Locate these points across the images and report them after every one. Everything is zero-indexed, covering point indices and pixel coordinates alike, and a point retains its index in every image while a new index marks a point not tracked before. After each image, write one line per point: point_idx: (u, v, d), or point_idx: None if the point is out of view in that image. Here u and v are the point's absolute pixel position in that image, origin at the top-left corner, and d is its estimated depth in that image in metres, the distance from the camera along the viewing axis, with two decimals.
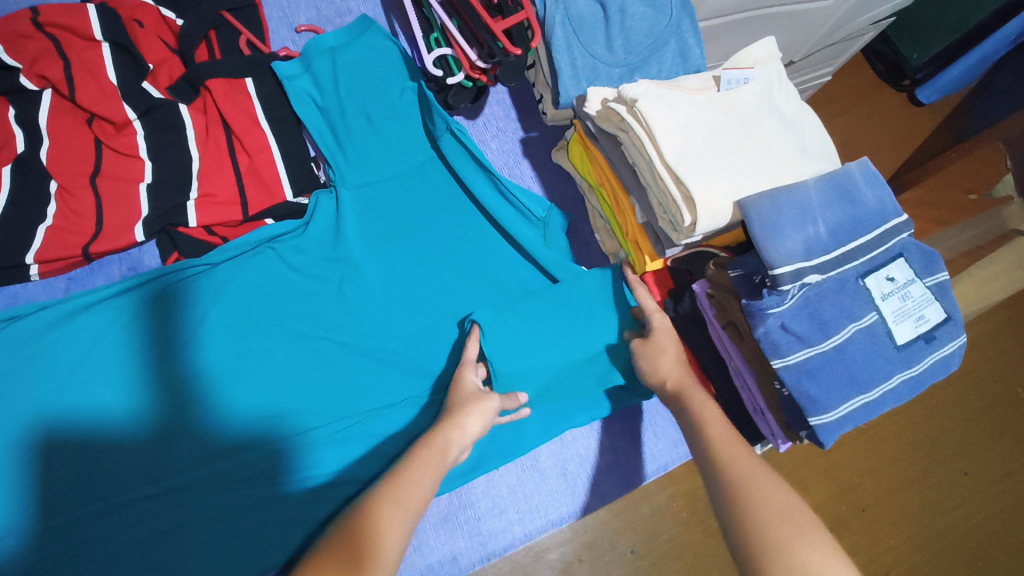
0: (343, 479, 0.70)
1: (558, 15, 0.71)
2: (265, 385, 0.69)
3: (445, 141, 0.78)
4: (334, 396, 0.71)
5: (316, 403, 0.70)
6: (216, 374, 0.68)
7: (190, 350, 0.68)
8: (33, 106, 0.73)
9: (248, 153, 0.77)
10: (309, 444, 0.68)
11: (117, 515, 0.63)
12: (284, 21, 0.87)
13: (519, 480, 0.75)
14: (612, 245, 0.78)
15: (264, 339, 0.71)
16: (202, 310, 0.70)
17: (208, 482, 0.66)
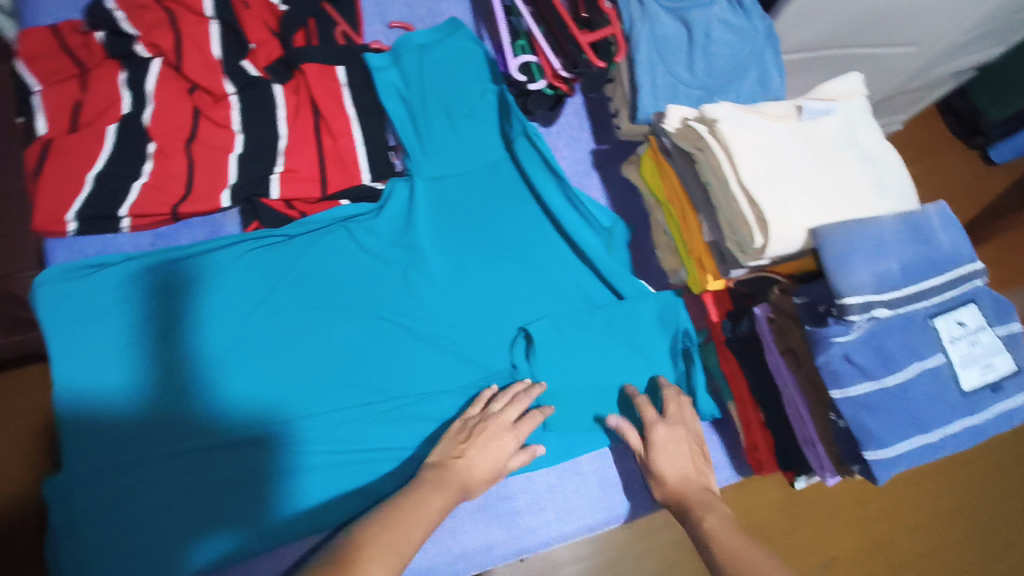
0: (373, 458, 0.71)
1: (644, 33, 0.75)
2: (296, 363, 0.72)
3: (520, 144, 0.81)
4: (358, 383, 0.73)
5: (338, 390, 0.72)
6: (255, 347, 0.72)
7: (235, 320, 0.73)
8: (142, 72, 0.79)
9: (332, 136, 0.80)
10: (319, 429, 0.70)
11: (148, 467, 0.67)
12: (378, 16, 0.90)
13: (560, 480, 0.75)
14: (673, 262, 0.78)
15: (305, 319, 0.74)
16: (253, 284, 0.74)
17: (217, 450, 0.69)
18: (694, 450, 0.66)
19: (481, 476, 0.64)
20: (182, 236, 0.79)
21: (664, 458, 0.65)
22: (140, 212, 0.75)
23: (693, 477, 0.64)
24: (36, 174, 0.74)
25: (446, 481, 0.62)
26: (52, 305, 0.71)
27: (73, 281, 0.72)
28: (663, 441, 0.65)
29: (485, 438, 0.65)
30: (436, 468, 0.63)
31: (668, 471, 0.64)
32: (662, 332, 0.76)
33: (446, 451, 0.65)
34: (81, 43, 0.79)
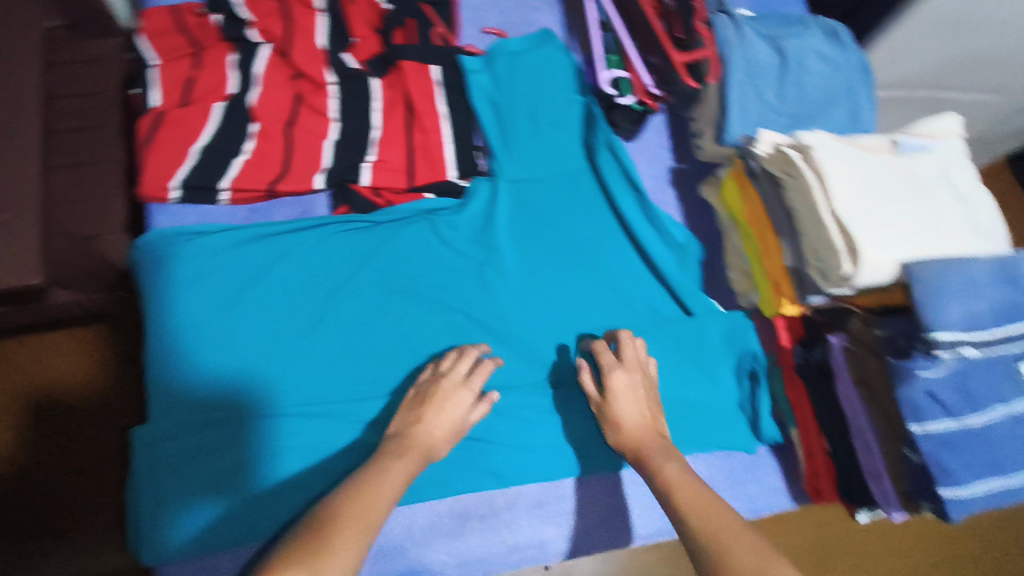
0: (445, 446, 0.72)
1: (738, 58, 0.76)
2: (355, 350, 0.75)
3: (603, 155, 0.84)
4: (356, 373, 0.74)
5: (384, 384, 0.74)
6: (319, 329, 0.75)
7: (298, 301, 0.76)
8: (252, 55, 0.83)
9: (423, 131, 0.83)
10: (350, 419, 0.72)
11: (166, 422, 0.70)
12: (474, 21, 0.93)
13: (613, 487, 0.75)
14: (744, 284, 0.79)
15: (324, 304, 0.76)
16: (297, 263, 0.77)
17: (228, 426, 0.70)
18: (649, 396, 0.70)
19: (440, 433, 0.66)
20: (275, 214, 0.82)
21: (622, 401, 0.68)
22: (242, 186, 0.79)
23: (646, 423, 0.68)
24: (149, 142, 0.79)
25: (409, 447, 0.65)
26: (153, 263, 0.75)
27: (172, 245, 0.76)
28: (620, 387, 0.69)
29: (439, 395, 0.68)
30: (397, 438, 0.66)
31: (624, 416, 0.68)
32: (729, 353, 0.77)
33: (403, 420, 0.68)
34: (196, 24, 0.84)
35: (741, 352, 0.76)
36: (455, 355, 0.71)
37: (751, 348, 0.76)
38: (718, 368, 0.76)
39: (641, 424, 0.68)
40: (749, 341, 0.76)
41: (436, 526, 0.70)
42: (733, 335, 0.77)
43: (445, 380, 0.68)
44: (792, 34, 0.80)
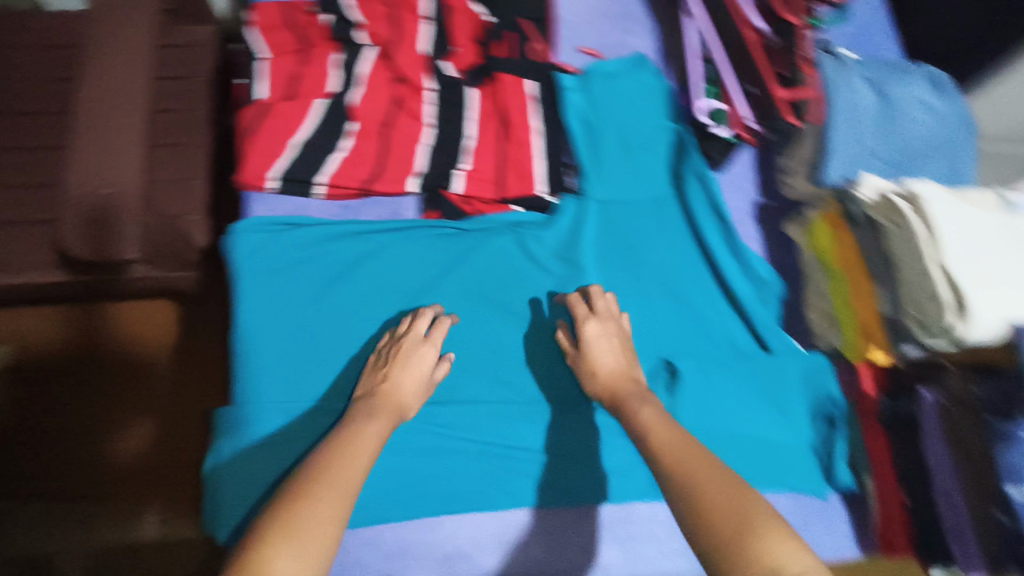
0: (527, 457, 0.73)
1: (844, 102, 0.77)
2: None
3: (691, 184, 0.85)
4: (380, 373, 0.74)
5: (459, 390, 0.74)
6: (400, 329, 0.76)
7: (379, 299, 0.78)
8: (357, 56, 0.86)
9: (516, 144, 0.84)
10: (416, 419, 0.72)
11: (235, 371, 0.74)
12: (571, 40, 0.94)
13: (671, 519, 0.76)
14: (825, 326, 0.78)
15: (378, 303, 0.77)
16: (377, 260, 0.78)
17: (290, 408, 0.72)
18: (624, 344, 0.74)
19: (408, 391, 0.69)
20: (366, 213, 0.84)
21: (598, 350, 0.72)
22: (339, 183, 0.81)
23: (622, 369, 0.72)
24: (252, 131, 0.82)
25: (380, 404, 0.68)
26: (251, 242, 0.78)
27: (268, 233, 0.79)
28: (593, 336, 0.72)
29: (405, 355, 0.70)
30: (367, 399, 0.68)
31: (600, 362, 0.72)
32: (806, 396, 0.76)
33: (370, 381, 0.70)
34: (305, 21, 0.87)
35: (817, 394, 0.76)
36: (419, 315, 0.73)
37: (829, 391, 0.76)
38: (793, 408, 0.76)
39: (616, 372, 0.72)
40: (826, 383, 0.76)
41: (506, 533, 0.71)
42: (810, 377, 0.77)
43: (407, 337, 0.71)
44: (898, 82, 0.80)
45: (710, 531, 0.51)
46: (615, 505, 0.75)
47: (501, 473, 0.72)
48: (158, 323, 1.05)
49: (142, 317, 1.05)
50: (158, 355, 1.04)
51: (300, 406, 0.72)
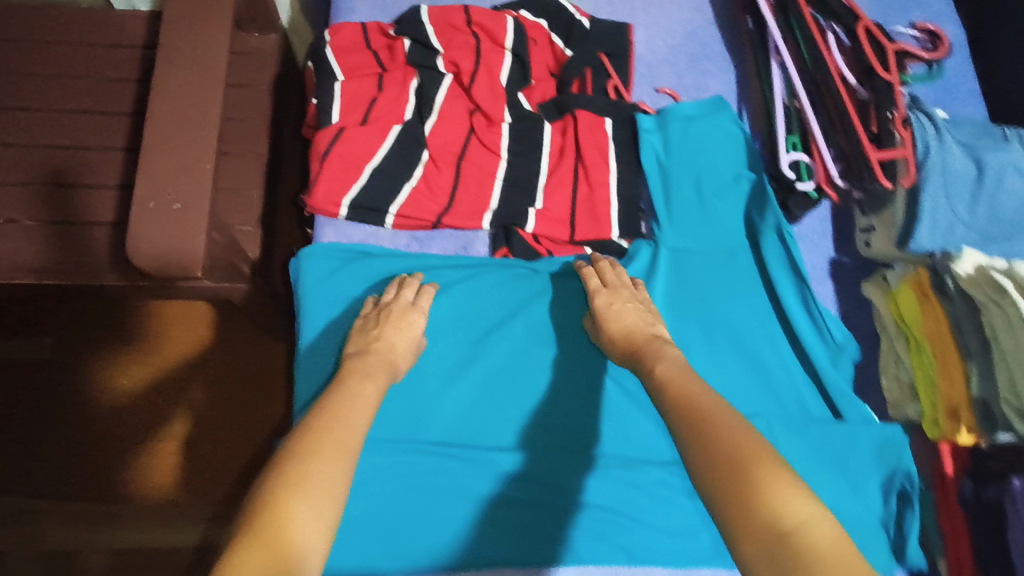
0: (587, 513, 0.70)
1: (936, 167, 0.73)
2: (495, 395, 0.74)
3: (768, 239, 0.82)
4: (421, 409, 0.73)
5: (521, 437, 0.73)
6: (466, 369, 0.75)
7: (445, 336, 0.76)
8: (435, 83, 0.84)
9: (590, 184, 0.82)
10: (477, 464, 0.70)
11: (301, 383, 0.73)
12: (649, 78, 0.92)
13: None
14: (901, 396, 0.76)
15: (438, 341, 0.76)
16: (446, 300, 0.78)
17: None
18: (639, 305, 0.73)
19: (401, 349, 0.70)
20: (434, 245, 0.82)
21: (614, 315, 0.72)
22: (407, 213, 0.80)
23: (640, 327, 0.70)
24: (322, 155, 0.79)
25: (374, 360, 0.67)
26: (322, 267, 0.78)
27: (339, 260, 0.79)
28: (604, 306, 0.73)
29: (394, 316, 0.72)
30: (361, 355, 0.68)
31: (617, 327, 0.71)
32: (878, 469, 0.73)
33: (361, 341, 0.70)
34: (384, 45, 0.87)
35: (890, 467, 0.73)
36: (405, 286, 0.75)
37: (907, 466, 0.73)
38: (865, 480, 0.73)
39: (632, 331, 0.70)
40: (903, 457, 0.73)
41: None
42: (884, 448, 0.74)
43: (395, 302, 0.73)
44: (993, 146, 0.76)
45: (717, 488, 0.50)
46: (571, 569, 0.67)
47: (557, 527, 0.69)
48: (197, 333, 1.18)
49: (178, 326, 1.17)
50: (190, 366, 1.16)
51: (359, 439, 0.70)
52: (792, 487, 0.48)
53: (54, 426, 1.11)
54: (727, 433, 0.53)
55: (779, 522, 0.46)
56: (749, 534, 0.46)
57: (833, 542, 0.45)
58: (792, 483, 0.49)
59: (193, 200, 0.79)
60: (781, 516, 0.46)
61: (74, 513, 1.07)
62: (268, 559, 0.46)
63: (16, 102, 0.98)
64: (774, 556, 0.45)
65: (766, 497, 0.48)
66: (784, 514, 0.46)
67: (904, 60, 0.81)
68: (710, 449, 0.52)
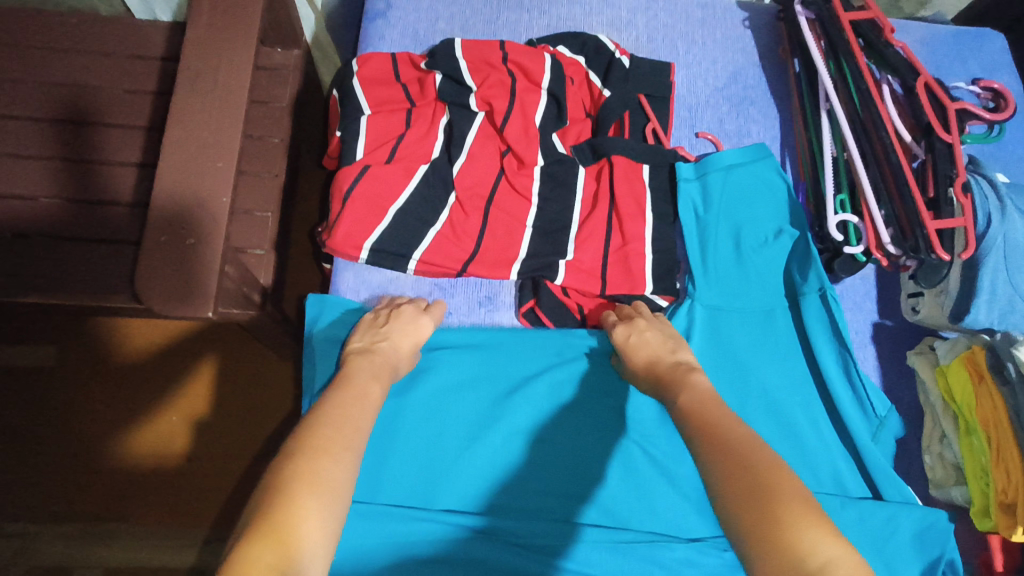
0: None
1: (998, 239, 0.69)
2: (514, 461, 0.70)
3: (809, 300, 0.78)
4: (432, 466, 0.69)
5: (538, 505, 0.68)
6: (484, 431, 0.71)
7: (465, 395, 0.73)
8: (466, 121, 0.81)
9: (623, 236, 0.78)
10: (487, 528, 0.65)
11: None
12: (688, 122, 0.88)
13: None
14: (948, 478, 0.72)
15: (455, 396, 0.73)
16: (467, 355, 0.75)
17: (359, 503, 0.66)
18: (660, 331, 0.70)
19: (404, 348, 0.69)
20: (457, 293, 0.79)
21: (634, 345, 0.69)
22: (430, 259, 0.76)
23: (661, 352, 0.68)
24: (345, 195, 0.75)
25: (377, 357, 0.66)
26: (338, 312, 0.75)
27: (356, 308, 0.76)
28: (624, 336, 0.71)
29: (402, 318, 0.71)
30: (364, 351, 0.67)
31: (638, 355, 0.68)
32: (919, 556, 0.68)
33: (368, 337, 0.69)
34: (415, 78, 0.83)
35: (928, 554, 0.68)
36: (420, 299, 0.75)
37: (949, 554, 0.68)
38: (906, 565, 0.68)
39: (654, 357, 0.67)
40: (946, 545, 0.68)
41: None
42: (924, 531, 0.69)
43: (408, 303, 0.73)
44: None
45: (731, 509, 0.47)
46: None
47: None
48: (197, 347, 1.14)
49: (177, 341, 1.14)
50: (187, 385, 1.12)
51: (366, 504, 0.66)
52: (817, 519, 0.44)
53: (43, 440, 1.08)
54: (748, 459, 0.49)
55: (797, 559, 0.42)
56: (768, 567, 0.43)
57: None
58: (810, 513, 0.45)
59: (207, 233, 0.76)
60: (801, 550, 0.42)
61: (61, 535, 1.04)
62: (280, 550, 0.44)
63: (29, 110, 0.94)
64: None
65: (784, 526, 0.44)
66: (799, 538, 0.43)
67: (964, 120, 0.76)
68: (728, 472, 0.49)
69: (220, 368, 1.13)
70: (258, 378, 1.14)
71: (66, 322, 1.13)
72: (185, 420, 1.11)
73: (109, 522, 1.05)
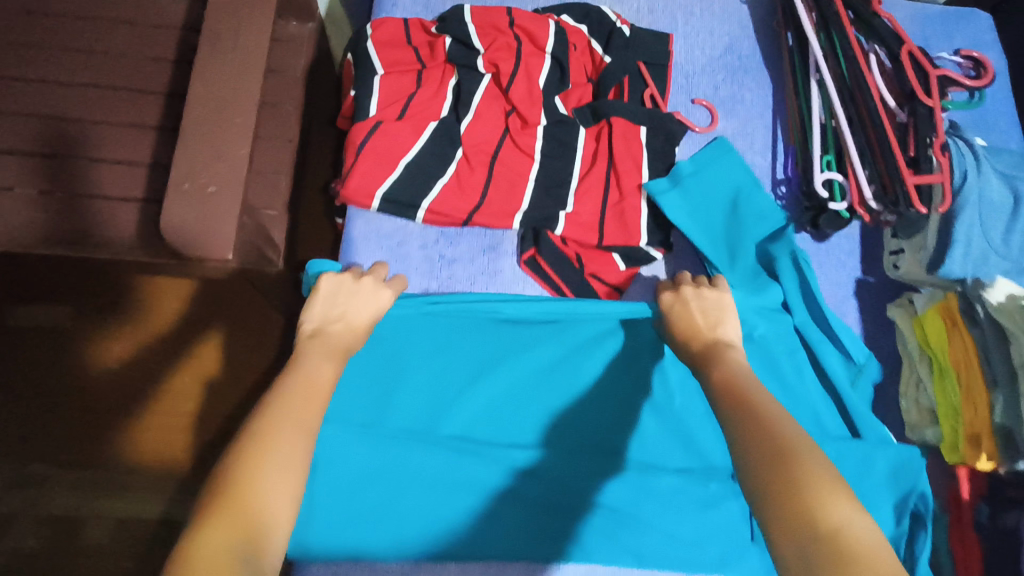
0: (599, 512, 0.72)
1: (973, 195, 0.74)
2: (513, 397, 0.76)
3: (781, 261, 0.81)
4: (437, 400, 0.75)
5: (536, 435, 0.75)
6: (486, 371, 0.77)
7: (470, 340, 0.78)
8: (473, 82, 0.85)
9: (620, 192, 0.83)
10: (491, 458, 0.72)
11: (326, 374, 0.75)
12: (685, 88, 0.93)
13: None
14: (921, 420, 0.77)
15: (458, 338, 0.78)
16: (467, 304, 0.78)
17: (367, 427, 0.72)
18: (710, 308, 0.70)
19: (356, 322, 0.70)
20: (462, 242, 0.83)
21: (678, 319, 0.71)
22: (437, 209, 0.81)
23: (704, 329, 0.68)
24: (358, 148, 0.80)
25: (328, 338, 0.67)
26: None
27: None
28: (670, 307, 0.72)
29: (353, 294, 0.72)
30: (316, 333, 0.67)
31: (680, 330, 0.70)
32: (892, 490, 0.74)
33: (320, 317, 0.69)
34: (425, 42, 0.88)
35: (901, 488, 0.74)
36: (376, 272, 0.75)
37: (921, 487, 0.73)
38: (880, 499, 0.73)
39: (701, 334, 0.68)
40: (917, 479, 0.73)
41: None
42: (898, 467, 0.74)
43: (366, 275, 0.74)
44: None
45: (757, 480, 0.49)
46: (575, 564, 0.71)
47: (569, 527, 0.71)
48: (209, 309, 1.18)
49: (187, 302, 1.18)
50: (199, 343, 1.17)
51: (378, 431, 0.72)
52: (836, 494, 0.46)
53: (59, 396, 1.13)
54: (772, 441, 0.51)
55: (816, 525, 0.44)
56: (790, 533, 0.45)
57: (875, 551, 0.43)
58: (836, 489, 0.47)
59: (227, 183, 0.81)
60: (820, 518, 0.45)
61: (78, 484, 1.10)
62: (234, 533, 0.46)
63: (57, 75, 0.99)
64: (807, 547, 0.43)
65: (807, 497, 0.46)
66: (822, 513, 0.45)
67: (946, 86, 0.80)
68: (754, 444, 0.51)
69: (230, 327, 1.18)
70: (267, 336, 1.18)
71: (83, 284, 1.17)
72: (196, 376, 1.15)
73: (121, 474, 1.10)
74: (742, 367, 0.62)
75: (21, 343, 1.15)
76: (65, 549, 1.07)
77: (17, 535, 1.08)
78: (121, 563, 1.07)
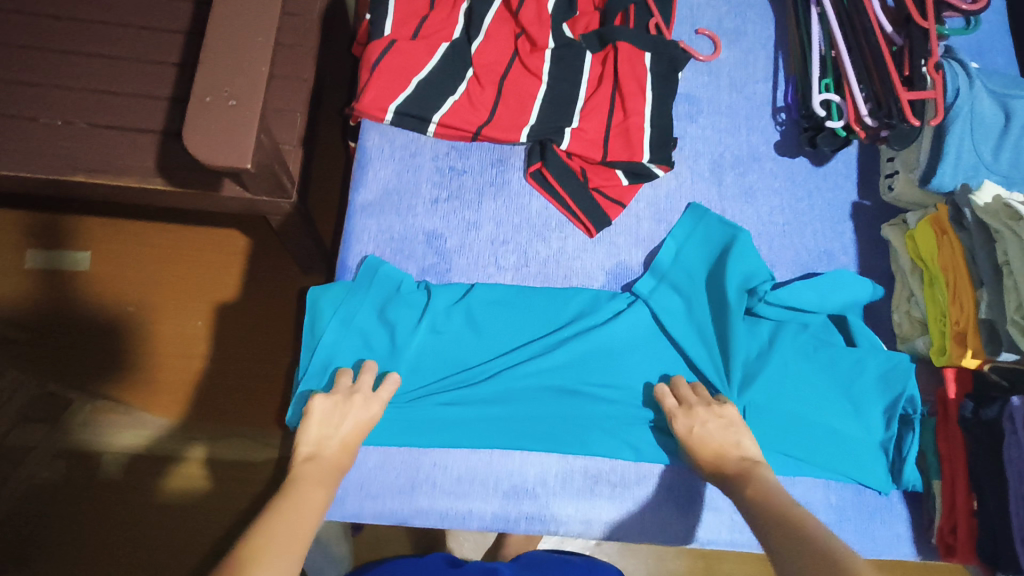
0: (607, 414, 0.76)
1: (965, 109, 0.76)
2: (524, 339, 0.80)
3: (763, 308, 0.80)
4: (445, 354, 0.79)
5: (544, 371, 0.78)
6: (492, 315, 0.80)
7: (495, 371, 0.77)
8: (485, 6, 0.88)
9: (625, 112, 0.86)
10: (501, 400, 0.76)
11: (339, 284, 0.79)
12: (689, 20, 0.95)
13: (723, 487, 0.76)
14: (911, 331, 0.80)
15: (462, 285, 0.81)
16: (468, 254, 0.83)
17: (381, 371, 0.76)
18: (729, 427, 0.70)
19: (346, 445, 0.67)
20: (472, 154, 0.87)
21: (700, 443, 0.69)
22: (447, 122, 0.84)
23: (729, 450, 0.68)
24: (373, 64, 0.83)
25: (320, 467, 0.65)
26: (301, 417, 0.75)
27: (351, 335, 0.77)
28: (688, 431, 0.70)
29: (341, 412, 0.69)
30: (308, 460, 0.65)
31: (707, 454, 0.68)
32: (883, 392, 0.77)
33: (313, 443, 0.67)
34: None
35: (891, 399, 0.76)
36: (366, 384, 0.71)
37: (908, 390, 0.75)
38: (874, 403, 0.77)
39: (728, 459, 0.67)
40: (907, 384, 0.75)
41: (566, 479, 0.74)
42: (889, 373, 0.76)
43: (356, 394, 0.70)
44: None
45: None
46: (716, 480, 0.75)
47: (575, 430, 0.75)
48: (221, 251, 1.20)
49: (201, 242, 1.20)
50: (216, 280, 1.19)
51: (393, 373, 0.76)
52: None
53: (71, 329, 1.15)
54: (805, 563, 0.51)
55: None
56: None
57: None
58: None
59: (249, 97, 0.75)
60: None
61: (90, 421, 1.11)
62: None
63: (70, 11, 0.98)
64: None
65: None
66: None
67: (942, 11, 0.83)
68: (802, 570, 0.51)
69: (243, 265, 1.20)
70: (279, 272, 1.21)
71: (98, 228, 1.20)
72: (208, 313, 1.17)
73: (131, 412, 1.12)
74: (775, 486, 0.63)
75: (38, 281, 1.17)
76: (78, 482, 1.09)
77: (27, 469, 1.10)
78: (133, 494, 1.09)
